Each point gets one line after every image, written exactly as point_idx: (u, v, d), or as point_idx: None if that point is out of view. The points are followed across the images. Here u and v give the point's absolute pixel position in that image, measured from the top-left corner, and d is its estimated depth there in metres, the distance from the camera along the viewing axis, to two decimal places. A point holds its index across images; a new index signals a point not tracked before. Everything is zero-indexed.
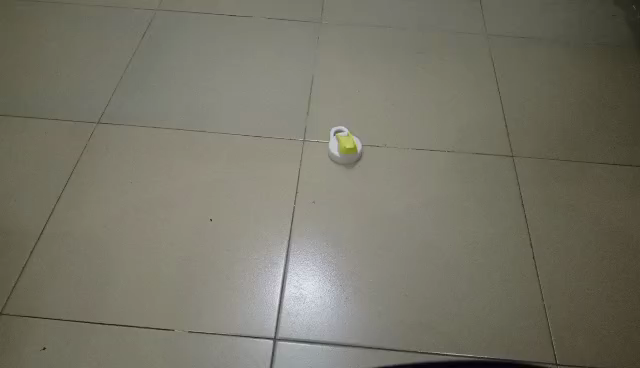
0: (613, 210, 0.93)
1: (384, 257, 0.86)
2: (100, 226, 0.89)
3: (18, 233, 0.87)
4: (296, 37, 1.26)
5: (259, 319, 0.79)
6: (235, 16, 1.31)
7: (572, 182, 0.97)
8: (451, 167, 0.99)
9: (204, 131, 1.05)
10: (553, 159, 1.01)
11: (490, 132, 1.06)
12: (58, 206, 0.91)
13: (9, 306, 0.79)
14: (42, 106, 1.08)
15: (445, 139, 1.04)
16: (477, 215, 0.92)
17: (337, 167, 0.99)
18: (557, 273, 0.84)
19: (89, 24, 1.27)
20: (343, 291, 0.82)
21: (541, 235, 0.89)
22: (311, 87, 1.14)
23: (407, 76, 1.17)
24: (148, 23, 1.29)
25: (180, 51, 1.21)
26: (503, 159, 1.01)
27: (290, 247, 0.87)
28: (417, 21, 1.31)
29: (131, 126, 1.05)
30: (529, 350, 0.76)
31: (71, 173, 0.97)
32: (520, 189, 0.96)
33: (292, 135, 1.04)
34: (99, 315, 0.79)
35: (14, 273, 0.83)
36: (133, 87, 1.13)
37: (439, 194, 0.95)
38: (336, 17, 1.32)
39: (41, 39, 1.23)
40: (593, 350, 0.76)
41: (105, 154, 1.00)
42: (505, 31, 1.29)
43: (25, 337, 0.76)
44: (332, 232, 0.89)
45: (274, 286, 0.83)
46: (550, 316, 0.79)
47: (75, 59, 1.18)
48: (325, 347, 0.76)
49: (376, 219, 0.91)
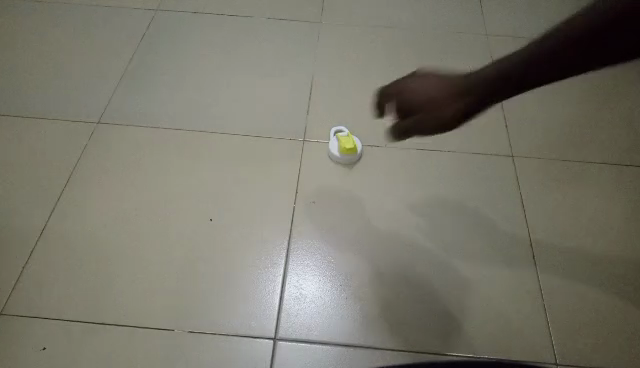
0: (613, 210, 0.93)
1: (383, 257, 0.86)
2: (100, 226, 0.89)
3: (18, 233, 0.88)
4: (296, 38, 1.26)
5: (259, 319, 0.79)
6: (235, 16, 1.31)
7: (572, 182, 0.97)
8: (451, 167, 0.99)
9: (204, 131, 1.04)
10: (553, 159, 1.01)
11: (489, 131, 1.06)
12: (58, 205, 0.92)
13: (9, 305, 0.79)
14: (43, 106, 1.08)
15: (444, 139, 1.04)
16: (477, 214, 0.92)
17: (337, 167, 0.99)
18: (557, 273, 0.85)
19: (89, 25, 1.27)
20: (343, 291, 0.82)
21: (541, 234, 0.90)
22: (312, 87, 1.14)
23: (407, 76, 1.17)
24: (148, 23, 1.28)
25: (180, 52, 1.21)
26: (502, 159, 1.01)
27: (290, 246, 0.87)
28: (417, 21, 1.31)
29: (131, 126, 1.05)
30: (528, 350, 0.76)
31: (71, 173, 0.97)
32: (520, 189, 0.96)
33: (293, 134, 1.04)
34: (99, 315, 0.79)
35: (15, 273, 0.83)
36: (132, 88, 1.13)
37: (439, 194, 0.95)
38: (335, 18, 1.32)
39: (40, 39, 1.23)
40: (593, 350, 0.76)
41: (105, 154, 1.00)
42: (505, 31, 1.29)
43: (25, 337, 0.76)
44: (332, 232, 0.89)
45: (274, 285, 0.83)
46: (549, 316, 0.80)
47: (76, 60, 1.18)
48: (325, 348, 0.76)
49: (377, 219, 0.91)
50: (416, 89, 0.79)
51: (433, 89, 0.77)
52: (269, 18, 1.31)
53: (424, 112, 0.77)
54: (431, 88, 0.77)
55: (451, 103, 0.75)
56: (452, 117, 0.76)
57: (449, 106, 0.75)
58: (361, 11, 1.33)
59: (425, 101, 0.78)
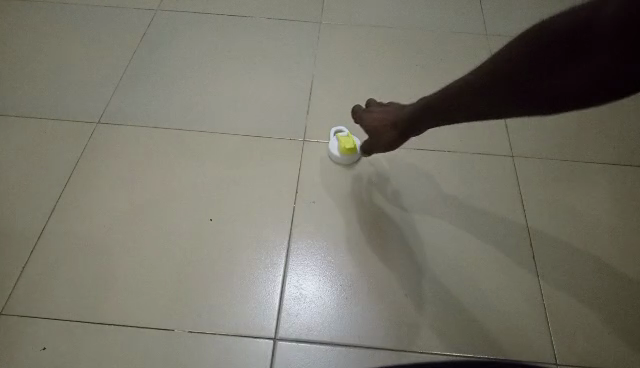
0: (613, 210, 0.93)
1: (383, 257, 0.86)
2: (100, 225, 0.89)
3: (18, 232, 0.88)
4: (296, 38, 1.26)
5: (259, 319, 0.79)
6: (235, 16, 1.31)
7: (572, 182, 0.97)
8: (451, 167, 0.99)
9: (204, 131, 1.04)
10: (553, 159, 1.01)
11: (489, 131, 1.06)
12: (58, 205, 0.92)
13: (9, 305, 0.79)
14: (43, 106, 1.08)
15: (445, 139, 1.04)
16: (477, 214, 0.92)
17: (337, 167, 0.99)
18: (557, 274, 0.85)
19: (89, 25, 1.27)
20: (343, 291, 0.82)
21: (541, 234, 0.89)
22: (312, 87, 1.14)
23: (407, 76, 1.17)
24: (148, 23, 1.28)
25: (180, 52, 1.21)
26: (503, 159, 1.01)
27: (290, 246, 0.87)
28: (417, 21, 1.31)
29: (131, 126, 1.05)
30: (528, 351, 0.76)
31: (70, 173, 0.97)
32: (520, 189, 0.96)
33: (293, 135, 1.04)
34: (99, 315, 0.79)
35: (14, 273, 0.83)
36: (132, 88, 1.13)
37: (439, 194, 0.95)
38: (336, 17, 1.31)
39: (41, 39, 1.23)
40: (593, 350, 0.76)
41: (104, 154, 1.00)
42: (505, 31, 1.29)
43: (25, 337, 0.76)
44: (332, 232, 0.89)
45: (274, 285, 0.83)
46: (550, 316, 0.80)
47: (76, 60, 1.18)
48: (325, 348, 0.76)
49: (377, 219, 0.91)
50: (367, 117, 0.91)
51: (377, 119, 0.88)
52: (269, 18, 1.31)
53: (372, 138, 0.90)
54: (377, 117, 0.89)
55: (387, 130, 0.85)
56: (388, 142, 0.86)
57: (385, 134, 0.86)
58: (361, 11, 1.33)
59: (371, 129, 0.89)
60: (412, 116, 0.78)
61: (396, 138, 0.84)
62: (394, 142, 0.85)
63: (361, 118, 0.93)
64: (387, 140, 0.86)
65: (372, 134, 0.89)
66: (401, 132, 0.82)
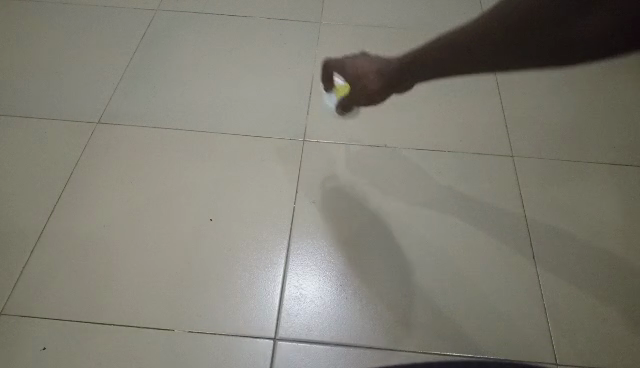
0: (613, 210, 0.93)
1: (384, 257, 0.86)
2: (100, 225, 0.89)
3: (17, 232, 0.88)
4: (296, 38, 1.25)
5: (259, 319, 0.79)
6: (235, 16, 1.31)
7: (572, 182, 0.97)
8: (451, 167, 0.99)
9: (204, 131, 1.04)
10: (554, 159, 1.01)
11: (490, 131, 1.05)
12: (58, 205, 0.92)
13: (9, 305, 0.79)
14: (43, 106, 1.08)
15: (445, 139, 1.04)
16: (477, 214, 0.92)
17: (337, 167, 0.99)
18: (557, 274, 0.85)
19: (89, 25, 1.27)
20: (343, 291, 0.82)
21: (541, 234, 0.89)
22: (312, 87, 1.14)
23: None
24: (148, 24, 1.28)
25: (180, 52, 1.21)
26: (503, 159, 1.01)
27: (290, 246, 0.87)
28: (417, 21, 1.31)
29: (130, 126, 1.05)
30: (528, 350, 0.76)
31: (71, 173, 0.97)
32: (520, 189, 0.96)
33: (293, 134, 1.04)
34: (99, 315, 0.79)
35: (15, 273, 0.83)
36: (132, 88, 1.13)
37: (439, 194, 0.95)
38: (335, 17, 1.31)
39: (41, 39, 1.23)
40: (593, 350, 0.77)
41: (105, 154, 1.00)
42: None
43: (25, 337, 0.76)
44: (332, 233, 0.89)
45: (274, 286, 0.83)
46: (550, 316, 0.80)
47: (76, 60, 1.18)
48: (325, 348, 0.76)
49: (376, 219, 0.91)
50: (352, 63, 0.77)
51: (358, 64, 0.77)
52: (269, 18, 1.31)
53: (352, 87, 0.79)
54: (359, 61, 0.77)
55: (370, 74, 0.75)
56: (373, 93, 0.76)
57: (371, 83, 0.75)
58: (361, 11, 1.33)
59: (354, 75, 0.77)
60: (406, 59, 0.67)
61: (388, 86, 0.72)
62: (387, 91, 0.73)
63: (341, 63, 0.81)
64: (376, 88, 0.74)
65: (358, 85, 0.77)
66: (392, 81, 0.71)
